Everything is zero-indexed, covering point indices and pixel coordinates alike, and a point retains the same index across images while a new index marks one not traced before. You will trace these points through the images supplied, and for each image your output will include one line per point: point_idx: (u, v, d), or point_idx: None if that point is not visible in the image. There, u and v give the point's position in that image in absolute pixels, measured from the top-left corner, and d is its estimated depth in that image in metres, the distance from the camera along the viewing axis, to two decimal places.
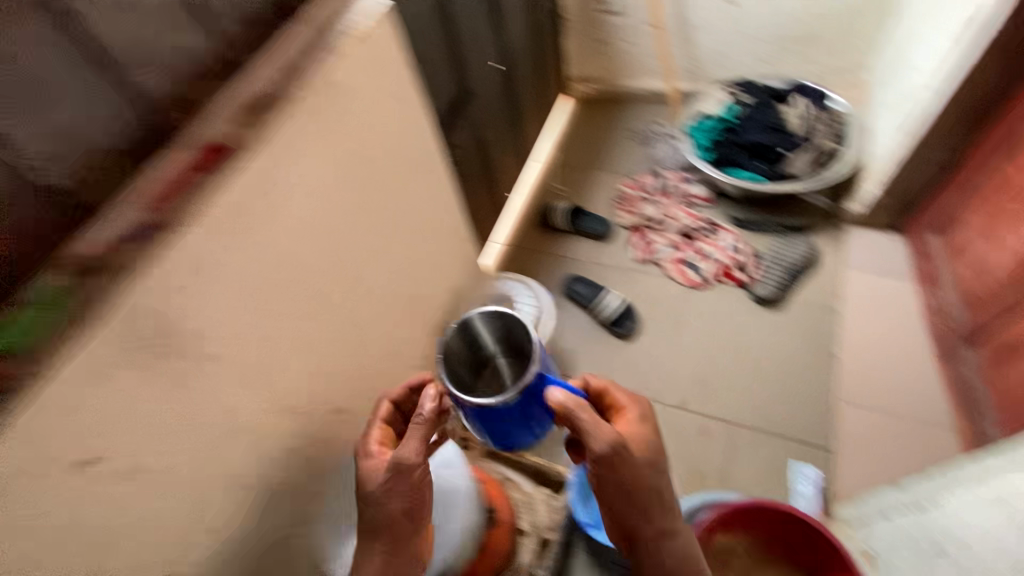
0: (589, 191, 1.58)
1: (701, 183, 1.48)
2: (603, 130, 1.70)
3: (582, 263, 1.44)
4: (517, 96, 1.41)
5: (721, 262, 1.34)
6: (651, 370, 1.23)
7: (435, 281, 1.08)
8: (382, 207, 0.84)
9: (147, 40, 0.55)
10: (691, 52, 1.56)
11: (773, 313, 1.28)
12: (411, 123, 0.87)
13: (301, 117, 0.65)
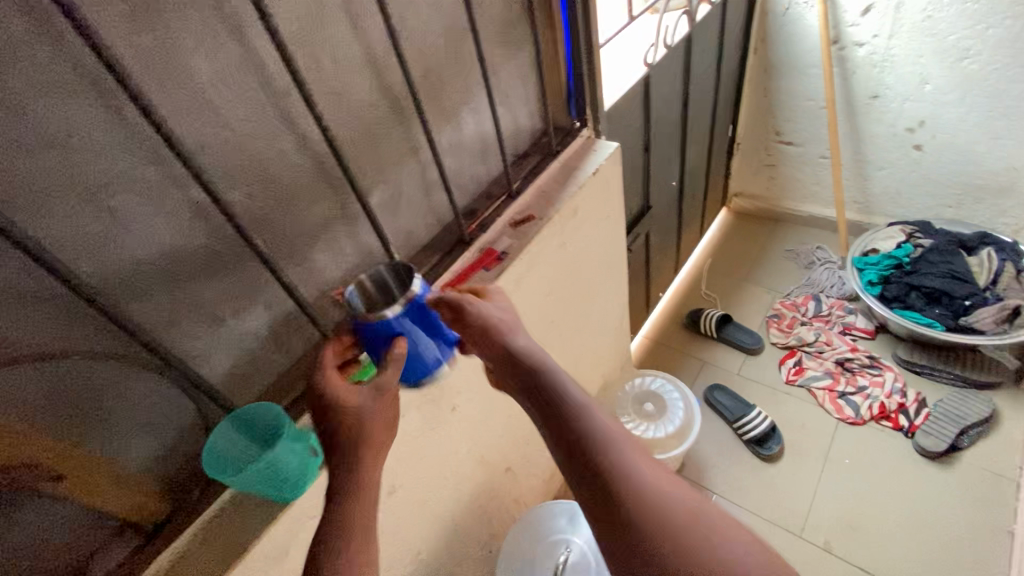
0: (740, 304, 1.62)
1: (864, 317, 1.48)
2: (759, 246, 1.77)
3: (726, 372, 1.46)
4: (685, 207, 1.53)
5: (881, 401, 1.30)
6: (793, 499, 1.20)
7: (595, 367, 1.19)
8: (578, 302, 0.98)
9: (464, 171, 0.77)
10: (863, 186, 1.59)
11: (940, 470, 1.19)
12: (615, 238, 1.01)
13: (549, 235, 0.82)
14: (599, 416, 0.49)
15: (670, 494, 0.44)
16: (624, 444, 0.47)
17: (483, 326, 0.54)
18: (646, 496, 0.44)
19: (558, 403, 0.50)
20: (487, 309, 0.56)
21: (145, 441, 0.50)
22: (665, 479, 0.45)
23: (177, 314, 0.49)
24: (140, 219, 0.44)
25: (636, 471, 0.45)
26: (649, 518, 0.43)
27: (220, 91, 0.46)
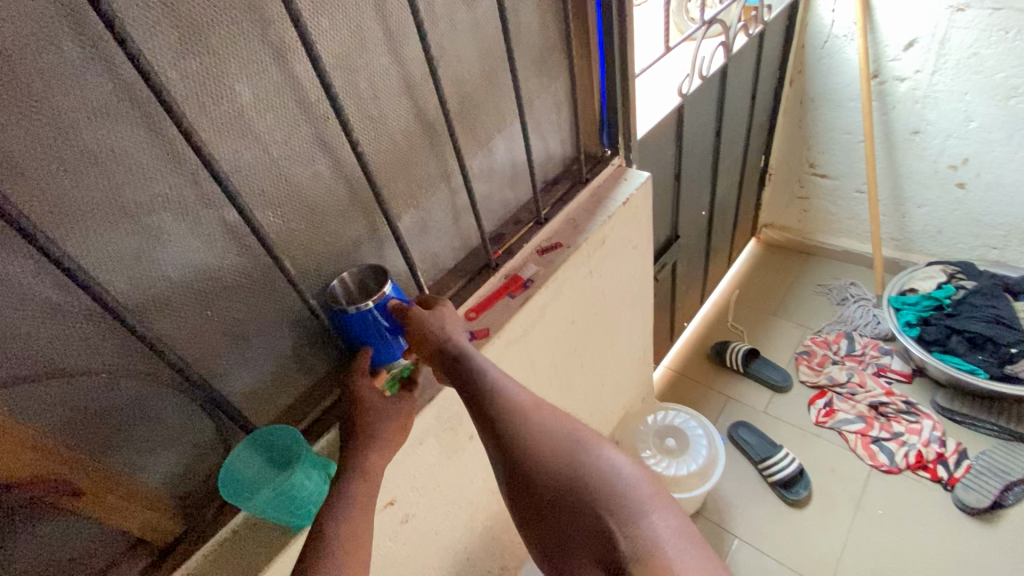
0: (768, 338, 1.57)
1: (899, 358, 1.42)
2: (788, 279, 1.73)
3: (752, 409, 1.42)
4: (714, 237, 1.50)
5: (917, 449, 1.23)
6: (821, 548, 1.14)
7: (617, 398, 1.16)
8: (600, 331, 0.97)
9: (494, 197, 0.76)
10: (901, 223, 1.54)
11: (982, 528, 1.12)
12: (642, 267, 1.00)
13: (577, 263, 0.81)
14: (502, 382, 0.50)
15: (560, 439, 0.45)
16: (519, 400, 0.48)
17: (418, 329, 0.55)
18: (537, 444, 0.45)
19: (464, 374, 0.51)
20: (423, 312, 0.55)
21: (163, 458, 0.50)
22: (557, 425, 0.46)
23: (203, 333, 0.49)
24: (176, 237, 0.44)
25: (528, 424, 0.46)
26: (538, 464, 0.44)
27: (261, 116, 0.46)
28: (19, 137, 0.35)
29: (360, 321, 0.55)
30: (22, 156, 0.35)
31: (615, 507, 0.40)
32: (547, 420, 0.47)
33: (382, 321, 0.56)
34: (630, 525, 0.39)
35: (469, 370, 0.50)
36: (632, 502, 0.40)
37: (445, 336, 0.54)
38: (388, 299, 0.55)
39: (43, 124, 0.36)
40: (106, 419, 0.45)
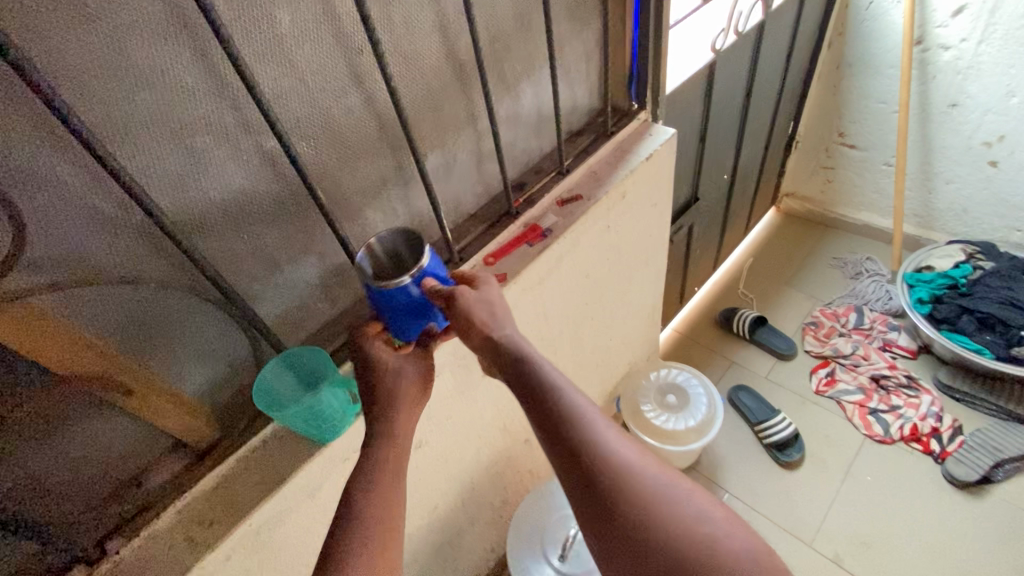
0: (778, 307, 1.58)
1: (906, 334, 1.43)
2: (804, 250, 1.72)
3: (755, 374, 1.45)
4: (734, 202, 1.49)
5: (913, 423, 1.26)
6: (807, 507, 1.19)
7: (624, 354, 1.19)
8: (613, 286, 0.99)
9: (518, 144, 0.77)
10: (926, 199, 1.52)
11: (966, 499, 1.16)
12: (659, 226, 1.01)
13: (596, 217, 0.82)
14: (602, 425, 0.43)
15: (676, 505, 0.41)
16: (624, 449, 0.42)
17: (467, 320, 0.49)
18: (651, 508, 0.40)
19: (555, 409, 0.44)
20: (472, 298, 0.50)
21: (200, 369, 0.54)
22: (670, 487, 0.42)
23: (239, 254, 0.52)
24: (216, 160, 0.46)
25: (638, 481, 0.41)
26: (651, 531, 0.40)
27: (299, 44, 0.47)
28: (77, 50, 0.37)
29: (396, 298, 0.50)
30: (79, 70, 0.37)
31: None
32: (658, 478, 0.42)
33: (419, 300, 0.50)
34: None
35: (562, 407, 0.43)
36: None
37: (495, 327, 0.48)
38: (425, 276, 0.50)
39: (96, 41, 0.37)
40: (152, 330, 0.49)
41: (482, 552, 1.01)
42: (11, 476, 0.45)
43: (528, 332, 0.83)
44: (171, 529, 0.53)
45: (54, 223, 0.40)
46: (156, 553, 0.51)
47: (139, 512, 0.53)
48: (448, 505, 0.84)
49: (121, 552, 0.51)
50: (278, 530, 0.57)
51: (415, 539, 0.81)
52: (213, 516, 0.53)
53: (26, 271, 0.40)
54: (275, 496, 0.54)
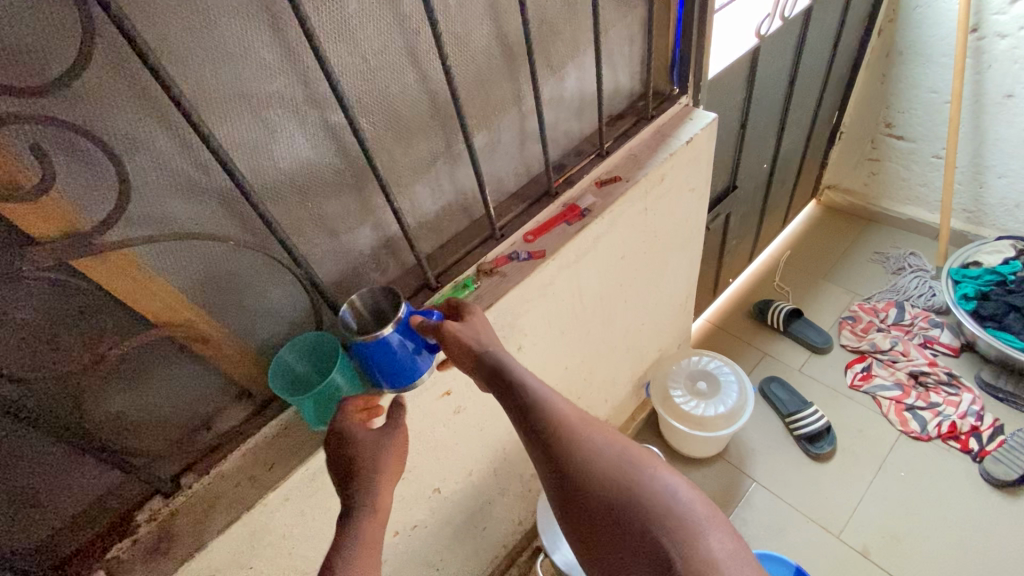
0: (814, 301, 1.56)
1: (949, 331, 1.40)
2: (844, 244, 1.69)
3: (788, 366, 1.44)
4: (773, 192, 1.47)
5: (952, 420, 1.24)
6: (836, 499, 1.18)
7: (655, 339, 1.20)
8: (649, 270, 1.01)
9: (560, 126, 0.79)
10: (977, 193, 1.47)
11: (1005, 499, 1.13)
12: (697, 211, 1.02)
13: (636, 200, 0.84)
14: (549, 397, 0.48)
15: (612, 459, 0.44)
16: (566, 417, 0.47)
17: (456, 343, 0.54)
18: (589, 462, 0.44)
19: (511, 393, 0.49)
20: (458, 327, 0.55)
21: (266, 327, 0.59)
22: (606, 444, 0.45)
23: (303, 221, 0.56)
24: (287, 131, 0.50)
25: (578, 441, 0.45)
26: (589, 481, 0.44)
27: (364, 24, 0.51)
28: (175, 26, 0.41)
29: (380, 347, 0.54)
30: (175, 42, 0.41)
31: (670, 526, 0.40)
32: (596, 438, 0.45)
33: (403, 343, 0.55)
34: (685, 544, 0.39)
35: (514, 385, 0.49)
36: (687, 524, 0.40)
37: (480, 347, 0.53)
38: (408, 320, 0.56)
39: (190, 17, 0.41)
40: (225, 286, 0.53)
41: (511, 522, 1.05)
42: (104, 411, 0.51)
43: (565, 309, 0.86)
44: (237, 470, 0.58)
45: (149, 183, 0.44)
46: (223, 490, 0.57)
47: (210, 452, 0.59)
48: (482, 472, 0.88)
49: (193, 487, 0.57)
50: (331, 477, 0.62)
51: (450, 503, 0.85)
52: (273, 460, 0.58)
53: (126, 226, 0.45)
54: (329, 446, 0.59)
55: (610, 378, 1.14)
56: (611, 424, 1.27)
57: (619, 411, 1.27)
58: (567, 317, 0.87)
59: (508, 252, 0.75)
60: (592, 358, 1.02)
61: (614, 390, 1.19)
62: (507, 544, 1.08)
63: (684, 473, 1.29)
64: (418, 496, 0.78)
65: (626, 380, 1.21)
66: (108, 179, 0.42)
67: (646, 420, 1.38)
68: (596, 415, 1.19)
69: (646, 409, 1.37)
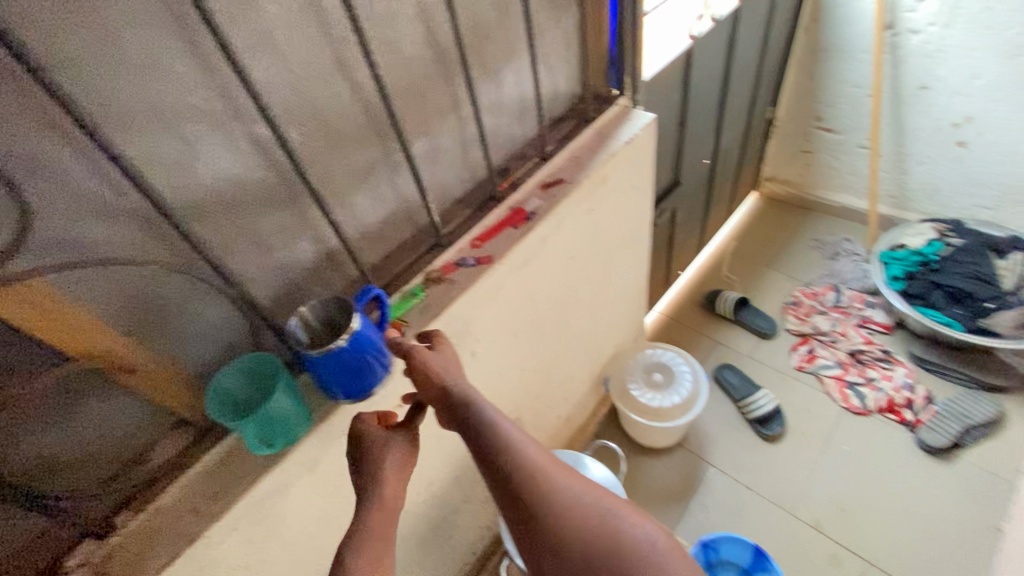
0: (760, 289, 1.63)
1: (882, 310, 1.49)
2: (785, 233, 1.76)
3: (738, 353, 1.49)
4: (716, 184, 1.52)
5: (889, 395, 1.31)
6: (788, 479, 1.24)
7: (611, 335, 1.22)
8: (599, 268, 1.02)
9: (502, 130, 0.79)
10: (900, 180, 1.56)
11: (939, 465, 1.21)
12: (641, 209, 1.04)
13: (581, 203, 0.85)
14: (524, 444, 0.45)
15: (594, 512, 0.42)
16: (541, 463, 0.44)
17: (424, 371, 0.52)
18: (570, 518, 0.42)
19: (479, 439, 0.46)
20: (426, 354, 0.53)
21: (200, 351, 0.57)
22: (588, 496, 0.43)
23: (233, 239, 0.54)
24: (210, 148, 0.48)
25: (554, 493, 0.43)
26: (571, 538, 0.41)
27: (286, 33, 0.49)
28: (73, 40, 0.38)
29: (334, 360, 0.54)
30: (76, 60, 0.39)
31: None
32: (575, 490, 0.44)
33: (356, 357, 0.56)
34: None
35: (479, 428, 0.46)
36: None
37: (449, 377, 0.50)
38: (361, 336, 0.55)
39: (92, 30, 0.39)
40: (152, 311, 0.51)
41: (477, 528, 1.04)
42: (24, 452, 0.48)
43: (517, 314, 0.86)
44: (176, 504, 0.55)
45: (57, 208, 0.42)
46: (162, 526, 0.54)
47: (146, 487, 0.56)
48: (443, 481, 0.88)
49: (127, 526, 0.54)
50: (280, 502, 0.60)
51: (411, 515, 0.84)
52: (216, 490, 0.56)
53: (31, 253, 0.42)
54: (275, 470, 0.57)
55: (567, 376, 1.15)
56: (572, 422, 1.28)
57: (579, 408, 1.28)
58: (519, 321, 0.88)
59: (455, 258, 0.75)
60: (547, 358, 1.03)
61: (574, 388, 1.20)
62: (475, 551, 1.08)
63: (646, 464, 1.31)
64: None
65: (584, 377, 1.22)
66: (5, 205, 0.39)
67: (607, 415, 1.40)
68: (557, 414, 1.19)
69: (606, 404, 1.39)
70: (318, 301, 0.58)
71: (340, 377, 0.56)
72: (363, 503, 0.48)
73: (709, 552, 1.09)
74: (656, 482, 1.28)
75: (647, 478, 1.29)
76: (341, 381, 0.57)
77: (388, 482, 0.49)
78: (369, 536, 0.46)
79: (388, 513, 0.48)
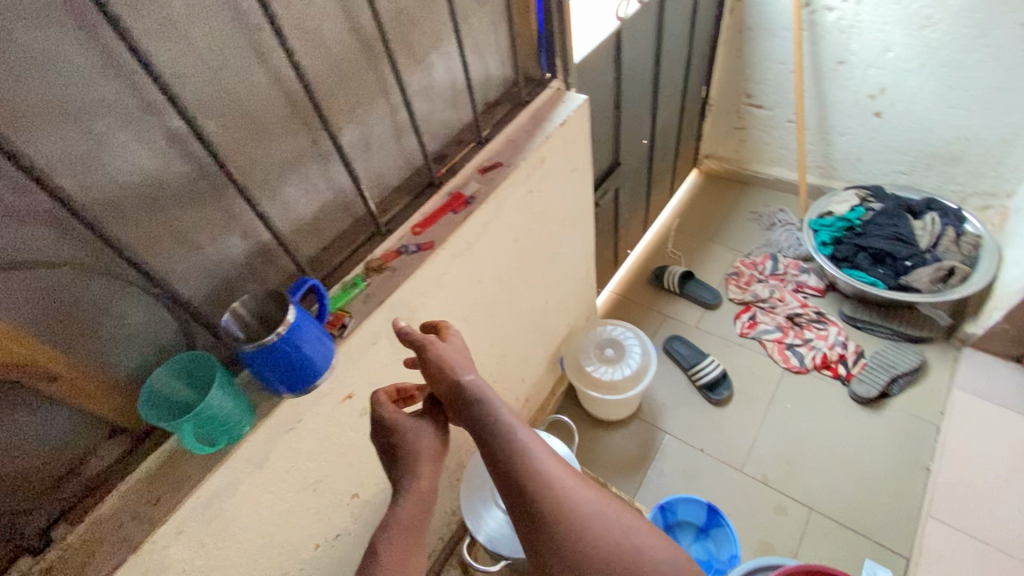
0: (704, 263, 1.70)
1: (815, 274, 1.58)
2: (725, 207, 1.84)
3: (687, 325, 1.55)
4: (657, 163, 1.56)
5: (824, 353, 1.40)
6: (737, 439, 1.31)
7: (562, 315, 1.25)
8: (544, 250, 1.04)
9: (435, 116, 0.80)
10: (826, 151, 1.65)
11: (870, 414, 1.31)
12: (582, 189, 1.07)
13: (519, 185, 0.86)
14: (545, 460, 0.51)
15: (607, 524, 0.49)
16: (562, 478, 0.50)
17: (438, 364, 0.55)
18: (585, 528, 0.48)
19: (498, 444, 0.51)
20: (438, 348, 0.56)
21: (130, 355, 0.55)
22: (602, 510, 0.50)
23: (157, 237, 0.52)
24: (122, 144, 0.47)
25: (571, 504, 0.49)
26: (586, 545, 0.48)
27: (192, 21, 0.48)
28: None
29: (270, 354, 0.54)
30: None
31: None
32: (591, 503, 0.50)
33: (291, 350, 0.55)
34: None
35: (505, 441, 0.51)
36: None
37: (463, 375, 0.54)
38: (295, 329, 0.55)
39: None
40: (72, 317, 0.49)
41: (441, 513, 1.05)
42: None
43: (464, 300, 0.87)
44: (118, 512, 0.54)
45: None
46: (103, 535, 0.53)
47: (84, 497, 0.55)
48: None
49: (67, 538, 0.52)
50: (228, 502, 0.59)
51: (372, 506, 0.84)
52: (159, 494, 0.55)
53: None
54: (219, 469, 0.56)
55: (522, 358, 1.17)
56: (531, 403, 1.31)
57: (537, 389, 1.31)
58: (467, 306, 0.89)
59: (396, 246, 0.75)
60: (499, 341, 1.05)
61: (530, 370, 1.22)
62: (442, 536, 1.09)
63: (605, 437, 1.36)
64: (336, 504, 0.77)
65: (539, 358, 1.25)
66: None
67: (565, 394, 1.44)
68: (515, 396, 1.22)
69: (563, 383, 1.42)
70: (249, 296, 0.57)
71: (280, 371, 0.56)
72: (398, 492, 0.54)
73: (667, 514, 1.14)
74: (615, 454, 1.32)
75: (606, 450, 1.33)
76: (283, 374, 0.56)
77: (421, 473, 0.54)
78: (400, 523, 0.52)
79: (419, 501, 0.53)
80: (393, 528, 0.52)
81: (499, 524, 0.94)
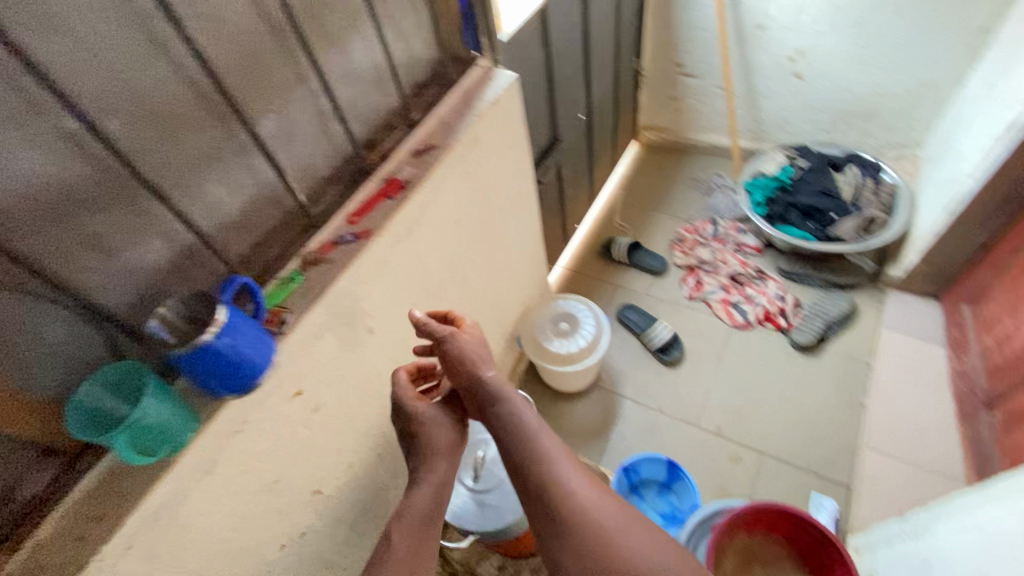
0: (650, 232, 1.74)
1: (752, 234, 1.65)
2: (665, 176, 1.89)
3: (637, 293, 1.60)
4: (597, 137, 1.59)
5: (765, 308, 1.48)
6: (691, 397, 1.37)
7: (515, 294, 1.26)
8: (489, 230, 1.05)
9: (361, 101, 0.78)
10: (755, 114, 1.72)
11: (809, 360, 1.39)
12: (521, 167, 1.07)
13: (455, 167, 0.86)
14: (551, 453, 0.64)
15: (599, 510, 0.61)
16: (563, 469, 0.63)
17: (458, 355, 0.70)
18: (579, 508, 0.61)
19: (511, 435, 0.66)
20: (458, 342, 0.71)
21: (53, 372, 0.52)
22: (595, 499, 0.62)
23: (67, 246, 0.50)
24: (13, 148, 0.44)
25: (569, 489, 0.62)
26: (579, 521, 0.60)
27: (78, 12, 0.45)
28: None
29: (206, 356, 0.53)
30: None
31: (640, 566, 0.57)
32: (586, 492, 0.62)
33: (229, 350, 0.54)
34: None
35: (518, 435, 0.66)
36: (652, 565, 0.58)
37: (480, 370, 0.69)
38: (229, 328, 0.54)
39: None
40: None
41: None
42: None
43: (410, 286, 0.87)
44: (59, 535, 0.52)
45: None
46: (45, 560, 0.51)
47: (19, 526, 0.52)
48: (363, 461, 0.88)
49: (5, 568, 0.50)
50: (179, 512, 0.58)
51: (336, 500, 0.84)
52: (102, 511, 0.53)
53: None
54: (165, 478, 0.55)
55: None
56: None
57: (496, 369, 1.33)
58: (415, 292, 0.88)
59: (333, 237, 0.74)
60: None
61: None
62: None
63: (567, 409, 1.39)
64: (298, 502, 0.76)
65: (496, 338, 1.26)
66: None
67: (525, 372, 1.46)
68: None
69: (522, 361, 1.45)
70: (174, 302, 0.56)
71: (219, 371, 0.55)
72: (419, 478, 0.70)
73: (631, 474, 1.18)
74: (578, 424, 1.36)
75: (569, 421, 1.37)
76: (222, 375, 0.55)
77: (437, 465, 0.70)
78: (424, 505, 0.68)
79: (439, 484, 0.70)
80: (414, 514, 0.67)
81: (461, 499, 0.95)
